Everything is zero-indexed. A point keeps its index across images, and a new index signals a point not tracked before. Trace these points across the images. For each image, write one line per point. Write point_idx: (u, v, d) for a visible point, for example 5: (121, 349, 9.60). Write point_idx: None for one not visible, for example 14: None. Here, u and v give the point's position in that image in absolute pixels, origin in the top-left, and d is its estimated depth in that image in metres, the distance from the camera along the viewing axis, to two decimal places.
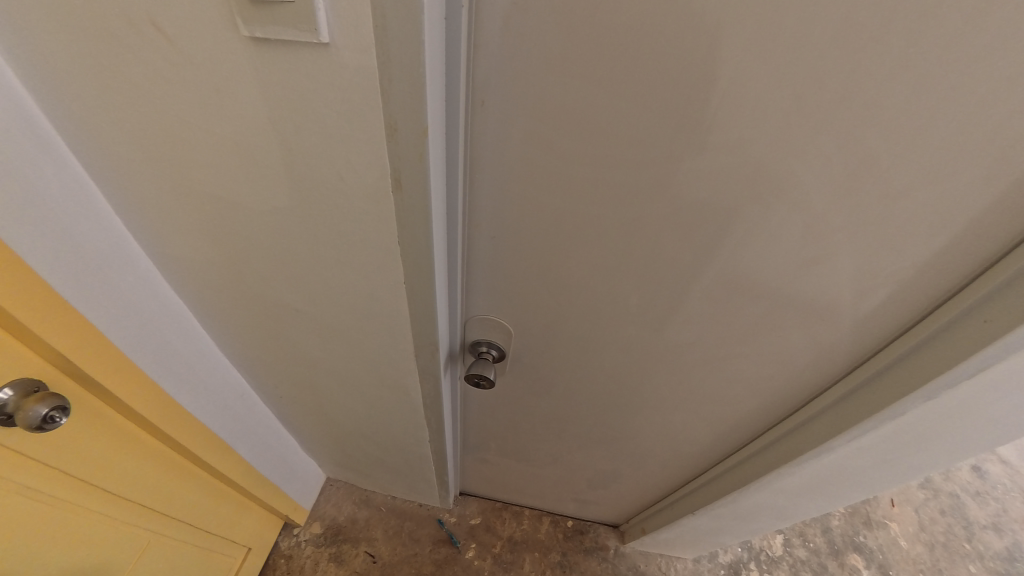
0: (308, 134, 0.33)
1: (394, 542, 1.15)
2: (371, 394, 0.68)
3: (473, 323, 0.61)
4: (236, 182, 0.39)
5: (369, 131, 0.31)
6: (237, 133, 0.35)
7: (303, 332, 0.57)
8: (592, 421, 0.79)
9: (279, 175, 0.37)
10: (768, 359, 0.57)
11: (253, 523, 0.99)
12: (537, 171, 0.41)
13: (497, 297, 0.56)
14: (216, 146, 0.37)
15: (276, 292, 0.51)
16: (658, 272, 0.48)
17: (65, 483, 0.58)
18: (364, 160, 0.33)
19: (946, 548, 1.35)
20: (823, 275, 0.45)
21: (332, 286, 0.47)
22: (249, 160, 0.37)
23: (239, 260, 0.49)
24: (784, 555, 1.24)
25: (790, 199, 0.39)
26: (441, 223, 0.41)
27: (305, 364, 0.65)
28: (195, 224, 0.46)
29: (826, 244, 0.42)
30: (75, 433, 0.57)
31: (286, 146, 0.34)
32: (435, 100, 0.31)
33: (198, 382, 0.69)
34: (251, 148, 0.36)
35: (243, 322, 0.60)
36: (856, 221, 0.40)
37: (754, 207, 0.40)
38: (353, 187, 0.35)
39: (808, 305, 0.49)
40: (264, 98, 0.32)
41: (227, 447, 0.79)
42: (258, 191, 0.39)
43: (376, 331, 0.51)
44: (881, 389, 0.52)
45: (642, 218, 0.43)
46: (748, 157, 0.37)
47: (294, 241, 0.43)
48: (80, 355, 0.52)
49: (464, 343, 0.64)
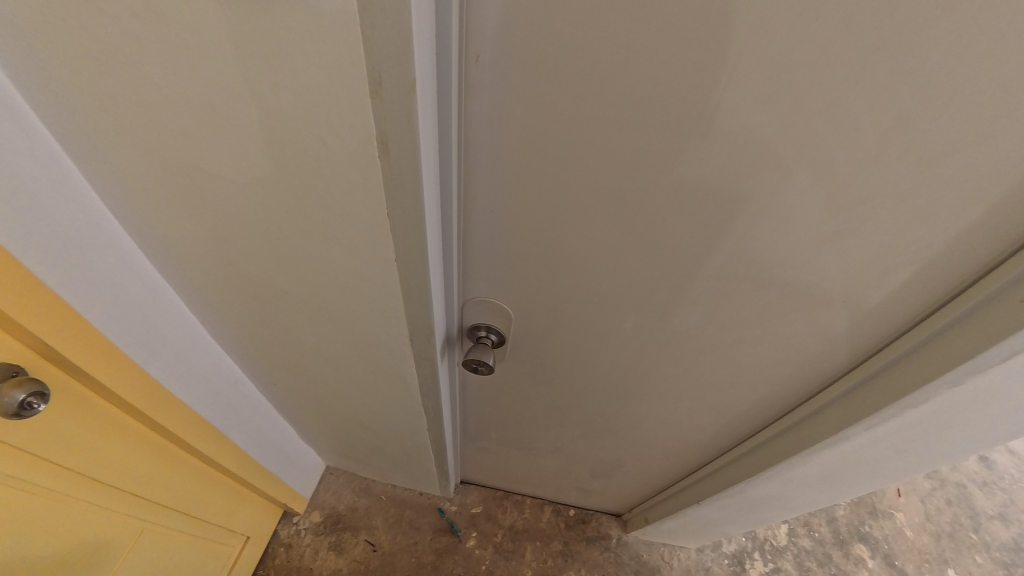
0: (285, 94, 0.30)
1: (394, 531, 1.14)
2: (367, 381, 0.65)
3: (472, 306, 0.58)
4: (214, 151, 0.37)
5: (352, 88, 0.28)
6: (212, 96, 0.32)
7: (294, 316, 0.55)
8: (595, 409, 0.77)
9: (258, 143, 0.34)
10: (781, 344, 0.54)
11: (251, 512, 0.98)
12: (539, 140, 0.38)
13: (495, 279, 0.54)
14: (191, 111, 0.34)
15: (264, 273, 0.49)
16: (667, 251, 0.45)
17: (52, 473, 0.57)
18: (346, 123, 0.30)
19: (952, 539, 1.33)
20: (847, 254, 0.42)
21: (320, 265, 0.44)
22: (227, 126, 0.34)
23: (224, 239, 0.46)
24: (788, 545, 1.23)
25: (817, 171, 0.36)
26: (434, 197, 0.38)
27: (298, 350, 0.63)
28: (175, 199, 0.43)
29: (850, 220, 0.39)
30: (61, 421, 0.55)
31: (264, 108, 0.31)
32: (426, 54, 0.28)
33: (189, 369, 0.66)
34: (227, 112, 0.33)
35: (232, 305, 0.58)
36: (886, 193, 0.36)
37: (775, 180, 0.37)
38: (337, 154, 0.32)
39: (827, 286, 0.46)
40: (236, 52, 0.29)
41: (221, 435, 0.77)
42: (237, 161, 0.36)
43: (368, 314, 0.49)
44: (902, 375, 0.49)
45: (653, 191, 0.40)
46: (773, 123, 0.33)
47: (278, 216, 0.40)
48: (61, 341, 0.49)
49: (462, 327, 0.62)
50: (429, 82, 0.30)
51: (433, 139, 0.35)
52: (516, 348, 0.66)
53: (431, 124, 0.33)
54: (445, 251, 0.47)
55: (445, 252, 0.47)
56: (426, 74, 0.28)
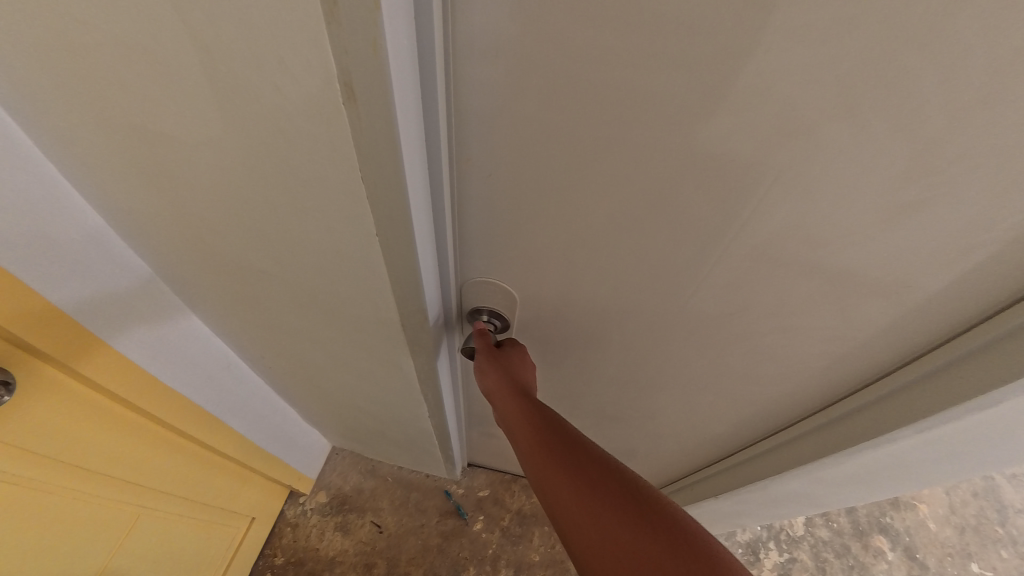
0: (221, 25, 0.23)
1: (400, 513, 1.13)
2: (362, 367, 0.61)
3: (470, 287, 0.53)
4: (158, 105, 0.31)
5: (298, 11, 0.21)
6: (140, 32, 0.26)
7: (277, 298, 0.50)
8: (607, 398, 0.72)
9: (204, 93, 0.28)
10: (821, 334, 0.48)
11: (254, 494, 0.97)
12: (547, 91, 0.31)
13: (498, 258, 0.48)
14: (123, 55, 0.28)
15: (240, 252, 0.44)
16: (697, 229, 0.39)
17: (33, 462, 0.54)
18: (300, 62, 0.23)
19: (977, 532, 1.27)
20: (920, 230, 0.35)
21: (297, 242, 0.39)
22: (165, 72, 0.28)
23: (190, 213, 0.41)
24: (805, 535, 1.19)
25: (896, 125, 0.29)
26: (418, 160, 0.32)
27: (287, 333, 0.58)
28: (134, 168, 0.38)
29: (928, 188, 0.32)
30: (39, 410, 0.52)
31: (204, 46, 0.25)
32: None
33: (175, 353, 0.63)
34: (162, 54, 0.27)
35: (213, 286, 0.53)
36: (981, 153, 0.29)
37: (838, 139, 0.30)
38: (294, 103, 0.26)
39: (885, 270, 0.39)
40: None
41: (216, 420, 0.74)
42: (186, 117, 0.31)
43: (355, 296, 0.44)
44: (967, 375, 0.42)
45: (683, 155, 0.33)
46: (850, 60, 0.26)
47: (243, 185, 0.34)
48: (28, 329, 0.45)
49: (461, 310, 0.56)
50: (405, 10, 0.24)
51: (413, 89, 0.28)
52: (522, 332, 0.61)
53: (410, 67, 0.26)
54: (438, 226, 0.41)
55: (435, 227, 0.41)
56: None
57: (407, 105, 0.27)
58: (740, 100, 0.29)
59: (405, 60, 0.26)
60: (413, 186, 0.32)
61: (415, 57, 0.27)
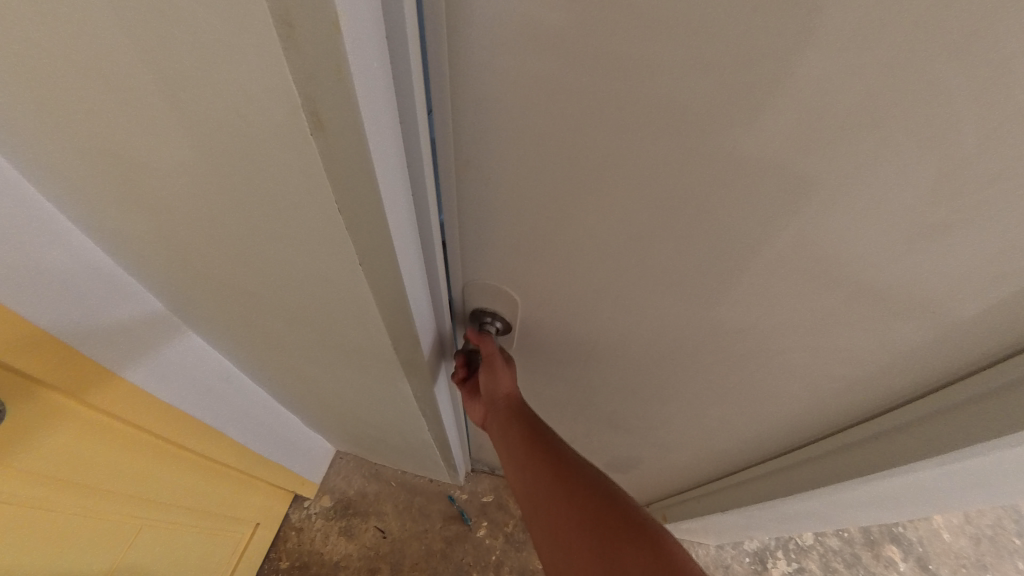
0: (177, 51, 0.21)
1: (404, 518, 1.12)
2: (359, 383, 0.59)
3: (472, 289, 0.51)
4: (124, 131, 0.28)
5: (256, 39, 0.18)
6: (95, 57, 0.24)
7: (268, 317, 0.48)
8: (613, 403, 0.69)
9: (162, 112, 0.25)
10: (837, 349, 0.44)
11: (259, 500, 0.97)
12: (541, 96, 0.28)
13: (496, 260, 0.45)
14: (77, 75, 0.26)
15: (225, 271, 0.42)
16: (710, 238, 0.36)
17: (35, 483, 0.54)
18: (264, 92, 0.21)
19: (993, 543, 1.24)
20: (953, 251, 0.31)
21: (282, 267, 0.37)
22: (119, 91, 0.25)
23: (173, 236, 0.39)
24: (814, 544, 1.16)
25: (929, 139, 0.26)
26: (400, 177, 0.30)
27: (281, 350, 0.57)
28: (110, 191, 0.36)
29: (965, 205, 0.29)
30: (39, 433, 0.51)
31: (156, 62, 0.22)
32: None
33: (171, 369, 0.62)
34: (121, 80, 0.25)
35: (204, 304, 0.51)
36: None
37: (865, 152, 0.27)
38: (263, 133, 0.23)
39: (913, 288, 0.36)
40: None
41: (216, 432, 0.74)
42: (150, 137, 0.28)
43: (346, 320, 0.42)
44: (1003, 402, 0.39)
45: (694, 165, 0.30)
46: (883, 79, 0.23)
47: (220, 210, 0.32)
48: (24, 356, 0.44)
49: (464, 310, 0.55)
50: (373, 18, 0.21)
51: (389, 111, 0.26)
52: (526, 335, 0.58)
53: (384, 79, 0.24)
54: (428, 242, 0.39)
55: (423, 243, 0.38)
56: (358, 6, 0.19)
57: (380, 126, 0.25)
58: (754, 108, 0.26)
59: (376, 72, 0.23)
60: (392, 204, 0.30)
61: (390, 67, 0.24)
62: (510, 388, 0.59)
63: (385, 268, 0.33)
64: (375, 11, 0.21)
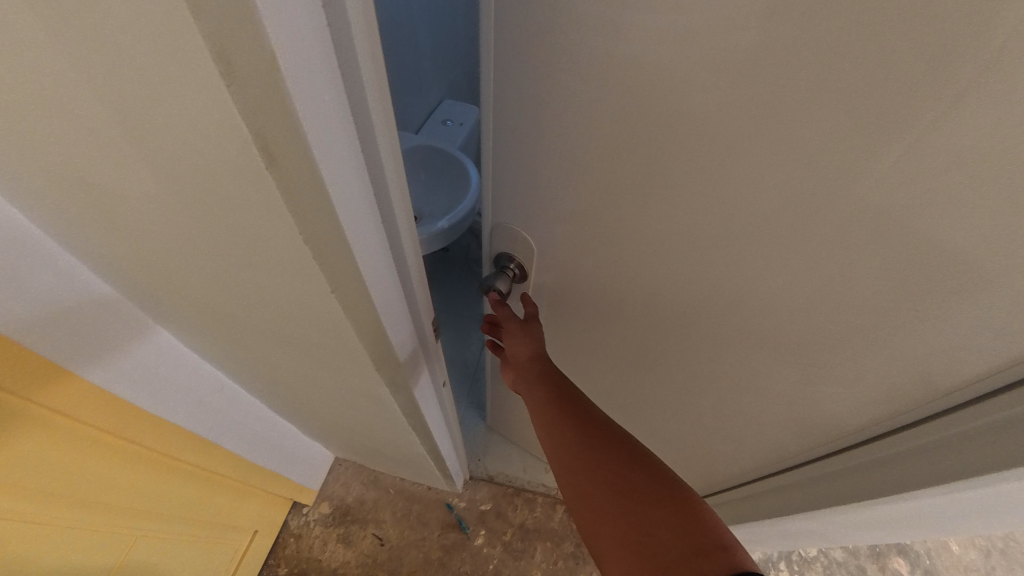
0: (122, 85, 0.20)
1: (402, 525, 1.12)
2: (347, 399, 0.59)
3: (498, 231, 0.51)
4: (85, 162, 0.28)
5: (196, 76, 0.18)
6: (47, 90, 0.23)
7: (252, 336, 0.48)
8: (639, 382, 0.64)
9: (120, 143, 0.25)
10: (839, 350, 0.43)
11: (256, 508, 0.98)
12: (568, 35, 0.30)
13: (515, 198, 0.45)
14: (34, 109, 0.25)
15: (204, 293, 0.41)
16: (716, 195, 0.34)
17: (31, 500, 0.54)
18: (211, 126, 0.20)
19: (1005, 556, 1.20)
20: (943, 252, 0.31)
21: (257, 290, 0.36)
22: (77, 124, 0.25)
23: (151, 259, 0.39)
24: (818, 556, 1.14)
25: (903, 116, 0.25)
26: (364, 202, 0.29)
27: (269, 366, 0.56)
28: (84, 218, 0.36)
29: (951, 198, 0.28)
30: (35, 452, 0.51)
31: (100, 96, 0.22)
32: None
33: (164, 383, 0.62)
34: (76, 114, 0.24)
35: (190, 322, 0.51)
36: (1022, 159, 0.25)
37: (843, 122, 0.27)
38: (217, 166, 0.23)
39: (905, 297, 0.35)
40: (42, 30, 0.19)
41: (209, 442, 0.74)
42: (112, 168, 0.27)
43: (325, 340, 0.41)
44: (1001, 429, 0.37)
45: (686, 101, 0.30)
46: None
47: (191, 237, 0.32)
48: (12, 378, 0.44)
49: (489, 254, 0.56)
50: (314, 41, 0.20)
51: (350, 141, 0.26)
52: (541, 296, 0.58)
53: (334, 103, 0.23)
54: (405, 263, 0.38)
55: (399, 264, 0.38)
56: (288, 31, 0.18)
57: (337, 155, 0.24)
58: (737, 55, 0.26)
59: (323, 97, 0.22)
60: (355, 229, 0.29)
61: (342, 90, 0.23)
62: (533, 350, 0.53)
63: (355, 293, 0.32)
64: (316, 35, 0.20)
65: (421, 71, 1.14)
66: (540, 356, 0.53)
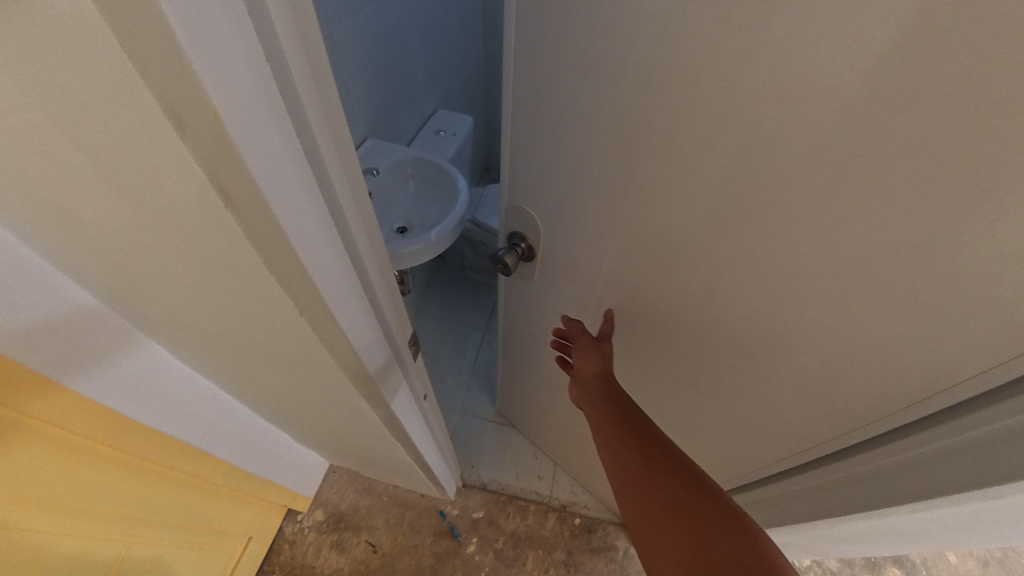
0: (84, 131, 0.22)
1: (395, 532, 1.13)
2: (331, 410, 0.60)
3: (512, 212, 0.60)
4: (62, 195, 0.29)
5: (147, 125, 0.19)
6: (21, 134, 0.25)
7: (234, 351, 0.49)
8: (650, 397, 0.68)
9: (91, 179, 0.26)
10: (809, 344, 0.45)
11: (250, 514, 0.99)
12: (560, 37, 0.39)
13: (525, 180, 0.54)
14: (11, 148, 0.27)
15: (185, 312, 0.43)
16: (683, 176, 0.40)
17: (30, 510, 0.56)
18: (166, 167, 0.22)
19: (1003, 566, 1.19)
20: (883, 229, 0.35)
21: (231, 310, 0.38)
22: (51, 162, 0.26)
23: (134, 281, 0.40)
24: (812, 565, 1.14)
25: (824, 92, 0.30)
26: (321, 226, 0.30)
27: (254, 378, 0.58)
28: (70, 243, 0.38)
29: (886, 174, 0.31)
30: (32, 463, 0.53)
31: (68, 139, 0.23)
32: (211, 43, 0.18)
33: (156, 393, 0.63)
34: (49, 154, 0.26)
35: (178, 337, 0.53)
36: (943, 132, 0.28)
37: (777, 104, 0.32)
38: (177, 201, 0.24)
39: (853, 282, 0.38)
40: (12, 83, 0.21)
41: (201, 451, 0.76)
42: (87, 201, 0.29)
43: (301, 356, 0.43)
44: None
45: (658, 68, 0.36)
46: None
47: (166, 261, 0.33)
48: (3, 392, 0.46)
49: (505, 230, 0.65)
50: (252, 80, 0.21)
51: (306, 179, 0.27)
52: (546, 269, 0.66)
53: (279, 136, 0.24)
54: (375, 280, 0.39)
55: (368, 281, 0.39)
56: (218, 73, 0.19)
57: (293, 192, 0.26)
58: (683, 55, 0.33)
59: (271, 138, 0.23)
60: (312, 253, 0.29)
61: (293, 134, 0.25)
62: (600, 367, 0.56)
63: (320, 314, 0.33)
64: (253, 74, 0.21)
65: (414, 81, 1.15)
66: (606, 373, 0.56)
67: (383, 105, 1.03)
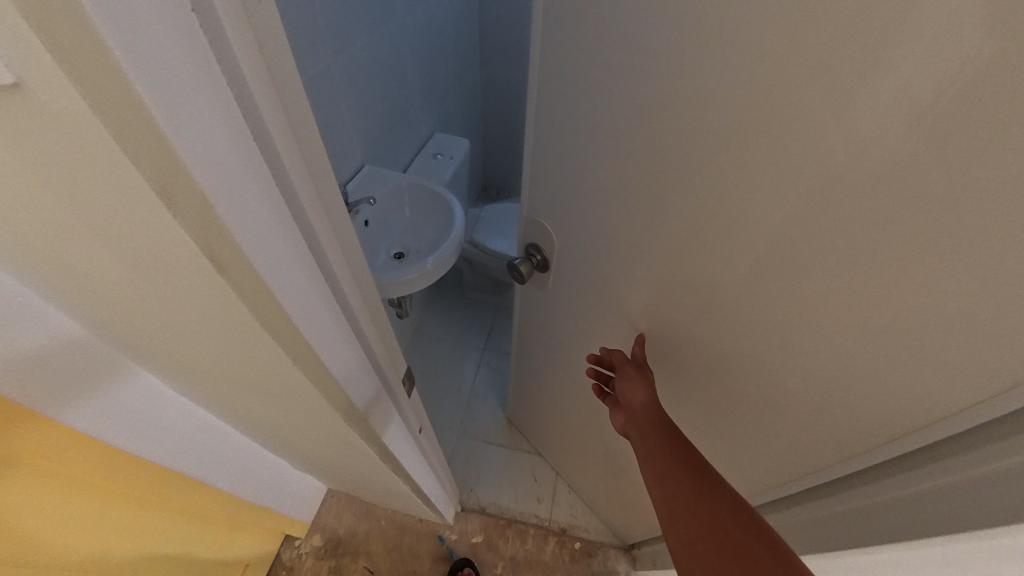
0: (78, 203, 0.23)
1: (393, 558, 1.12)
2: (326, 442, 0.60)
3: (530, 225, 0.68)
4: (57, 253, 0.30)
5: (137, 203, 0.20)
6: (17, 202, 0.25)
7: (229, 388, 0.50)
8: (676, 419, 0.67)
9: (84, 242, 0.27)
10: (798, 373, 0.45)
11: (248, 540, 0.98)
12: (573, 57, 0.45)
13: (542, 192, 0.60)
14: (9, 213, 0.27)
15: (179, 353, 0.43)
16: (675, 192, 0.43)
17: (27, 546, 0.55)
18: (156, 237, 0.23)
19: None
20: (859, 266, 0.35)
21: (224, 355, 0.38)
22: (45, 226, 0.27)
23: (129, 326, 0.41)
24: None
25: (792, 124, 0.33)
26: (306, 274, 0.30)
27: (249, 412, 0.58)
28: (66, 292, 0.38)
29: (856, 207, 0.33)
30: (27, 500, 0.52)
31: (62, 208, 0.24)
32: (191, 117, 0.19)
33: (154, 425, 0.62)
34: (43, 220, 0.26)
35: (174, 374, 0.53)
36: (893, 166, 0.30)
37: (754, 131, 0.34)
38: (167, 264, 0.25)
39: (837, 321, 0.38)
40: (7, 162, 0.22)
41: (197, 479, 0.75)
42: (82, 259, 0.30)
43: (294, 395, 0.43)
44: (964, 489, 0.36)
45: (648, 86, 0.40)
46: None
47: (159, 311, 0.34)
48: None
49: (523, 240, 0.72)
50: (236, 151, 0.22)
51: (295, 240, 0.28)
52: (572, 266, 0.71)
53: (262, 195, 0.24)
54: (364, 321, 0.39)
55: (355, 323, 0.39)
56: (197, 145, 0.20)
57: (280, 255, 0.27)
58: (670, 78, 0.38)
59: (257, 207, 0.24)
60: (296, 300, 0.30)
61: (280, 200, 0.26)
62: (647, 396, 0.58)
63: (310, 359, 0.34)
64: (238, 145, 0.22)
65: (411, 106, 1.18)
66: (653, 403, 0.57)
67: (381, 130, 1.05)
